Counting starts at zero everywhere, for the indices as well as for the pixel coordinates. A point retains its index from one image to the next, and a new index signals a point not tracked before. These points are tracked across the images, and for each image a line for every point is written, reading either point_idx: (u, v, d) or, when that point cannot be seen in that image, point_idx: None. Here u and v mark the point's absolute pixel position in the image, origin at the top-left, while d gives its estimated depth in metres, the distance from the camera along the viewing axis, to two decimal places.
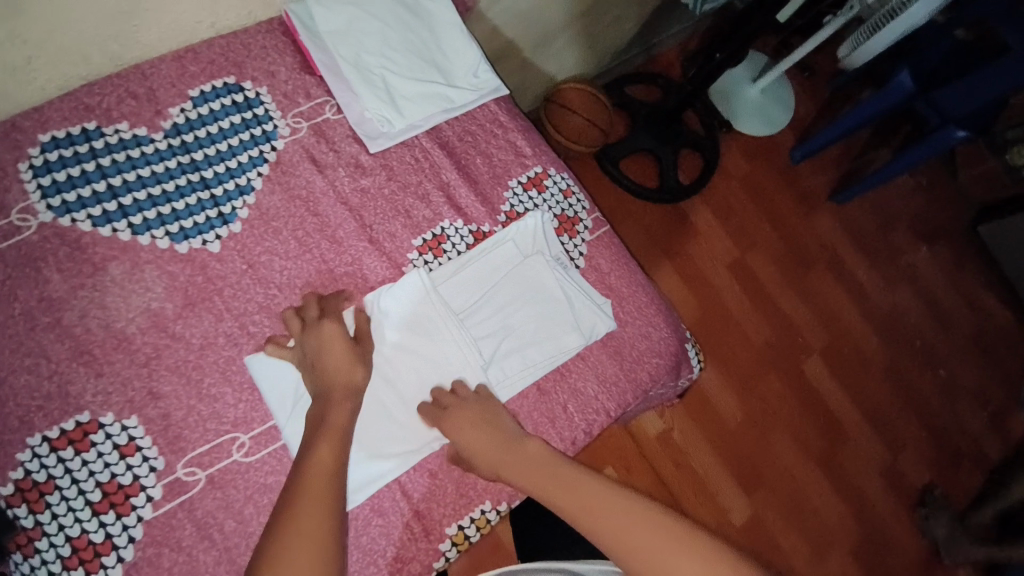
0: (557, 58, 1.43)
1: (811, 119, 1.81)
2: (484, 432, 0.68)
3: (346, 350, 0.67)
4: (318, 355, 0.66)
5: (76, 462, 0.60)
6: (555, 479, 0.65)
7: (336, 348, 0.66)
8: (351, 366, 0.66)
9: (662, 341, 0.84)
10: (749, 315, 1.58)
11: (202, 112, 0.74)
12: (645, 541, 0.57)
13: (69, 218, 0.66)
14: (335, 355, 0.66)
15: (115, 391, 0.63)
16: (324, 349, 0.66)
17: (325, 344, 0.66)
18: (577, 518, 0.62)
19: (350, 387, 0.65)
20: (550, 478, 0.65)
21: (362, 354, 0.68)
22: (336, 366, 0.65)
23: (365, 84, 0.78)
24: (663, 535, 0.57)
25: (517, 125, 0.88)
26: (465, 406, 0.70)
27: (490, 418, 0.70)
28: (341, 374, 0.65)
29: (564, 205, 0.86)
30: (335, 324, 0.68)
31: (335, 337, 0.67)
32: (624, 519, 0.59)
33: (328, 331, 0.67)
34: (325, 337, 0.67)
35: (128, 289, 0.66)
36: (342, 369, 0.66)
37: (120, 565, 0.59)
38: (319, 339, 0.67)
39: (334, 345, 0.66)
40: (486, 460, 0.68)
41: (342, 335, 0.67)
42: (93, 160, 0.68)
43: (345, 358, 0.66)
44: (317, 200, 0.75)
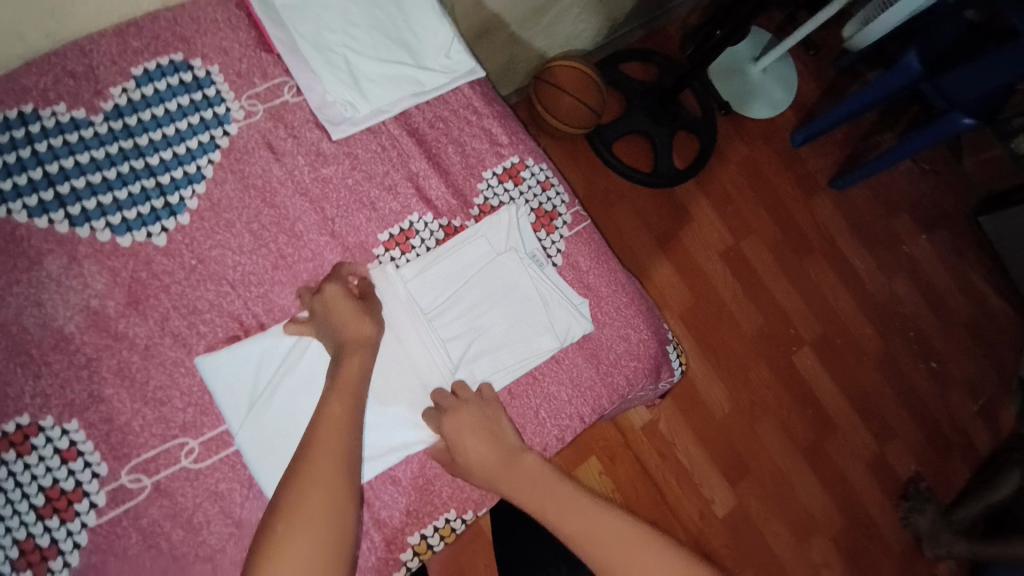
0: (546, 33, 1.35)
1: (812, 102, 1.74)
2: (484, 444, 0.67)
3: (352, 305, 0.65)
4: (326, 315, 0.65)
5: (16, 466, 0.57)
6: (550, 495, 0.67)
7: (341, 304, 0.65)
8: (359, 319, 0.65)
9: (642, 343, 0.81)
10: (740, 305, 1.55)
11: (147, 93, 0.68)
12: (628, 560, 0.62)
13: (3, 209, 0.62)
14: (342, 310, 0.65)
15: (54, 394, 0.59)
16: (330, 309, 0.65)
17: (331, 303, 0.66)
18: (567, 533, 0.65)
19: (363, 338, 0.65)
20: (545, 495, 0.67)
21: (370, 308, 0.67)
22: (346, 322, 0.65)
23: (327, 65, 0.72)
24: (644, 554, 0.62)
25: (493, 111, 0.82)
26: (466, 410, 0.68)
27: (491, 427, 0.68)
28: (350, 328, 0.64)
29: (542, 198, 0.82)
30: (338, 286, 0.67)
31: (339, 297, 0.66)
32: (616, 543, 0.63)
33: (331, 291, 0.66)
34: (329, 296, 0.66)
35: (66, 285, 0.62)
36: (350, 323, 0.65)
37: (66, 570, 0.57)
38: (325, 299, 0.66)
39: (339, 302, 0.65)
40: (481, 473, 0.67)
41: (347, 293, 0.66)
42: (28, 146, 0.63)
43: (352, 313, 0.65)
44: (274, 190, 0.70)
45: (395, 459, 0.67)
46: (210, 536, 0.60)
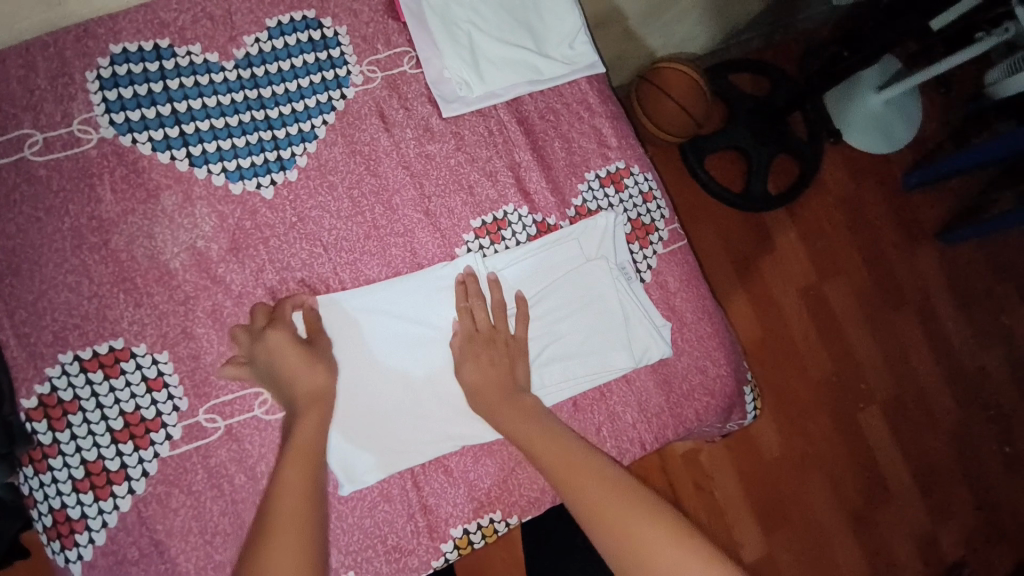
0: (663, 31, 1.29)
1: (936, 143, 1.59)
2: (495, 368, 0.66)
3: (299, 352, 0.60)
4: (271, 368, 0.61)
5: (102, 387, 0.60)
6: (540, 429, 0.63)
7: (285, 356, 0.60)
8: (307, 367, 0.60)
9: (718, 379, 0.76)
10: (813, 347, 1.45)
11: (277, 45, 0.69)
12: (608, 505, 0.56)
13: (130, 138, 0.64)
14: (286, 362, 0.60)
15: (151, 324, 0.62)
16: (274, 358, 0.60)
17: (273, 356, 0.60)
18: (552, 471, 0.60)
19: (316, 392, 0.60)
20: (532, 424, 0.63)
21: (318, 352, 0.62)
22: (293, 376, 0.60)
23: (450, 41, 0.71)
24: (625, 501, 0.57)
25: (607, 110, 0.79)
26: (491, 336, 0.67)
27: (508, 358, 0.67)
28: (301, 381, 0.60)
29: (642, 210, 0.78)
30: (280, 329, 0.61)
31: (282, 348, 0.60)
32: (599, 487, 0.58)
33: (273, 340, 0.61)
34: (272, 347, 0.61)
35: (177, 222, 0.64)
36: (301, 374, 0.60)
37: (130, 496, 0.60)
38: (267, 350, 0.61)
39: (284, 350, 0.60)
40: (485, 398, 0.65)
41: (291, 340, 0.61)
42: (161, 81, 0.65)
43: (300, 364, 0.60)
44: (379, 159, 0.70)
45: (451, 451, 0.67)
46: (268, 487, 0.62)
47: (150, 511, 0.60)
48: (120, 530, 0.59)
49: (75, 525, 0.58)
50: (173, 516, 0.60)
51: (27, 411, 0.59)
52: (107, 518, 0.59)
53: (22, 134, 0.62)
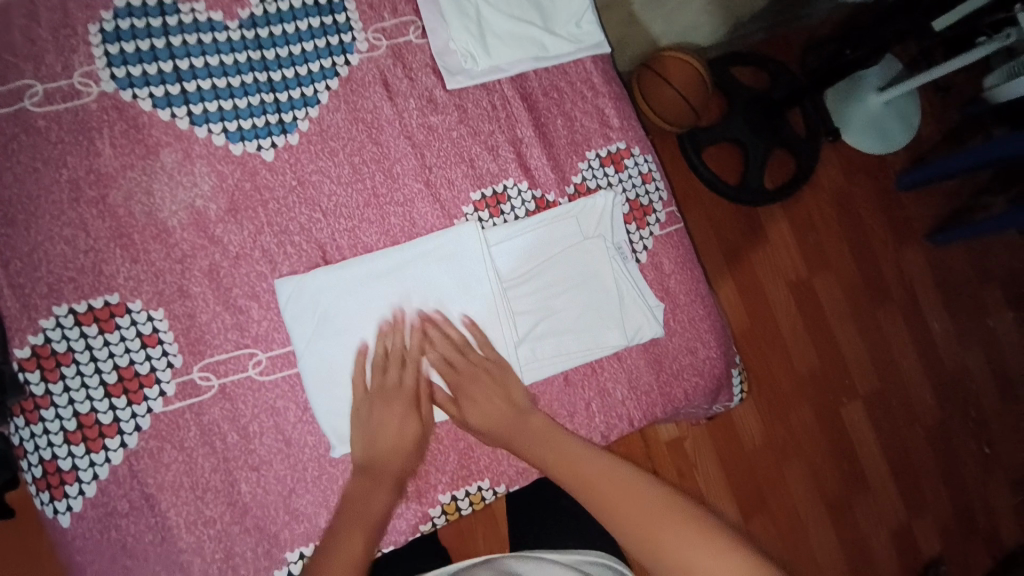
0: (668, 18, 1.29)
1: (931, 145, 1.61)
2: (492, 402, 0.67)
3: (415, 432, 0.65)
4: (374, 436, 0.64)
5: (96, 340, 0.60)
6: (555, 449, 0.64)
7: (402, 436, 0.65)
8: (411, 448, 0.65)
9: (708, 360, 0.77)
10: (798, 342, 1.47)
11: (282, 8, 0.68)
12: (633, 514, 0.58)
13: (130, 93, 0.63)
14: (397, 439, 0.64)
15: (147, 280, 0.62)
16: (384, 424, 0.64)
17: (390, 422, 0.65)
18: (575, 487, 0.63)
19: (401, 473, 0.64)
20: (559, 450, 0.64)
21: (422, 437, 0.66)
22: (393, 455, 0.64)
23: (458, 13, 0.71)
24: (649, 507, 0.58)
25: (610, 90, 0.79)
26: (476, 373, 0.67)
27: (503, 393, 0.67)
28: (399, 462, 0.64)
29: (640, 191, 0.78)
30: (410, 404, 0.66)
31: (402, 422, 0.65)
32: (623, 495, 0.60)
33: (397, 410, 0.65)
34: (392, 419, 0.65)
35: (176, 180, 0.64)
36: (401, 452, 0.64)
37: (122, 450, 0.60)
38: (388, 414, 0.65)
39: (402, 424, 0.65)
40: (495, 428, 0.67)
41: (411, 421, 0.65)
42: (164, 37, 0.65)
43: (408, 444, 0.65)
44: (381, 127, 0.70)
45: (441, 419, 0.67)
46: (261, 445, 0.63)
47: (141, 465, 0.60)
48: (111, 482, 0.59)
49: (65, 476, 0.59)
50: (164, 471, 0.60)
51: (20, 360, 0.59)
52: (98, 470, 0.59)
53: (22, 84, 0.61)
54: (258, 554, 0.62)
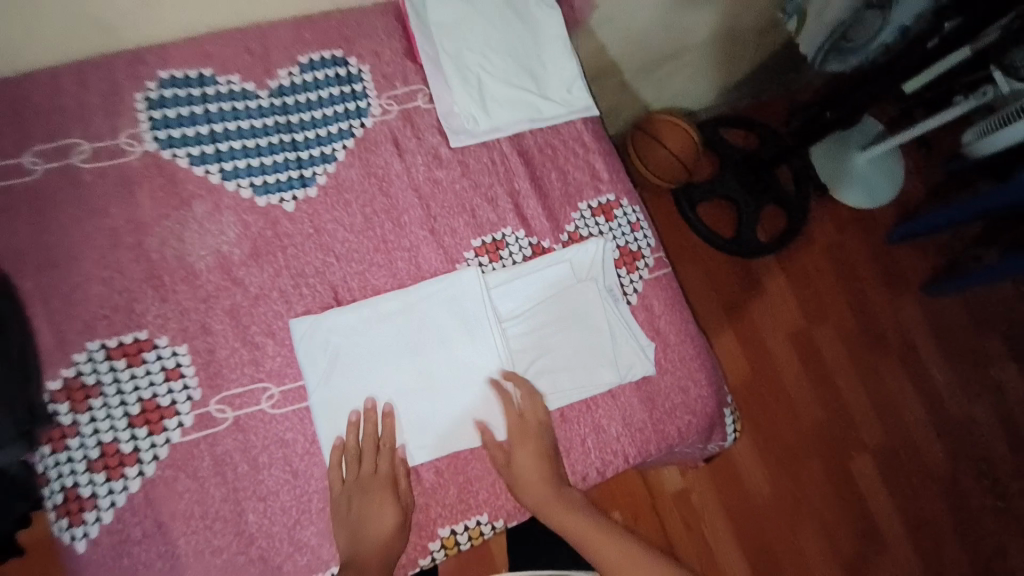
0: (657, 85, 1.40)
1: (915, 199, 1.69)
2: (541, 466, 0.70)
3: (394, 517, 0.66)
4: (357, 527, 0.64)
5: (123, 374, 0.65)
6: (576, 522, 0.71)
7: (382, 523, 0.65)
8: (394, 533, 0.65)
9: (699, 399, 0.80)
10: (800, 391, 1.49)
11: (306, 79, 0.77)
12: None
13: (170, 152, 0.71)
14: (378, 527, 0.65)
15: (173, 318, 0.67)
16: (364, 514, 0.65)
17: (370, 513, 0.65)
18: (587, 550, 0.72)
19: (385, 561, 0.64)
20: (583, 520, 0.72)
21: (403, 523, 0.66)
22: (377, 542, 0.64)
23: (460, 80, 0.79)
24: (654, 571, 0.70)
25: (600, 147, 0.87)
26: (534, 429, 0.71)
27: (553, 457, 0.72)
28: (382, 549, 0.64)
29: (630, 238, 0.84)
30: (387, 493, 0.67)
31: (380, 510, 0.65)
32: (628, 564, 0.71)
33: (375, 498, 0.66)
34: (371, 507, 0.65)
35: (205, 228, 0.70)
36: (385, 539, 0.65)
37: (140, 478, 0.63)
38: (367, 504, 0.65)
39: (383, 511, 0.65)
40: (536, 493, 0.70)
41: (389, 508, 0.66)
42: (202, 105, 0.73)
43: (388, 531, 0.65)
44: (391, 180, 0.77)
45: (440, 453, 0.70)
46: (269, 476, 0.66)
47: (156, 493, 0.63)
48: (127, 510, 0.62)
49: (84, 503, 0.62)
50: (178, 500, 0.63)
51: (51, 392, 0.63)
52: (116, 498, 0.62)
53: (71, 142, 0.69)
54: None
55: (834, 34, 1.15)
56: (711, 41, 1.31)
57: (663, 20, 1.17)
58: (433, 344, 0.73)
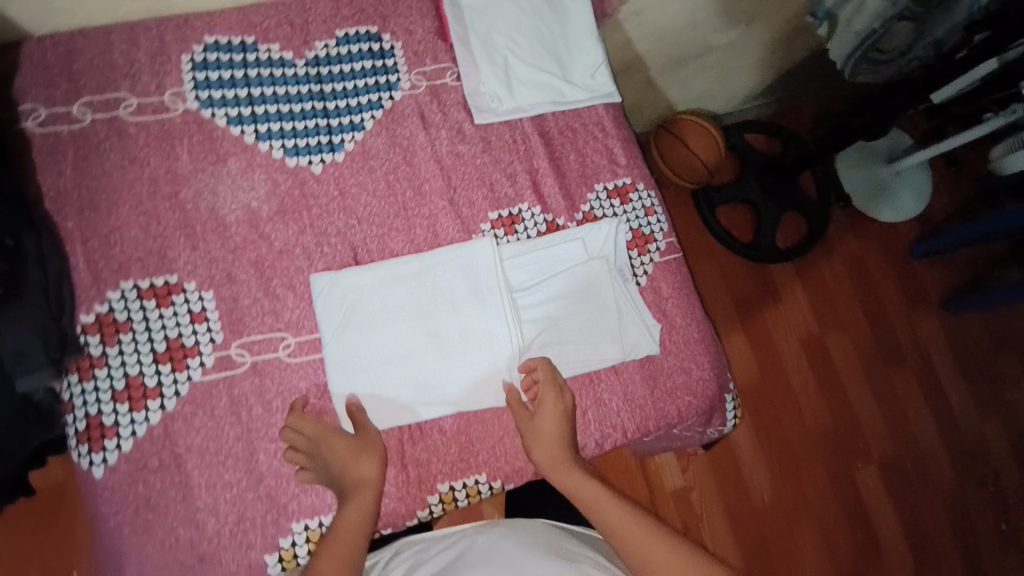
0: (683, 85, 1.41)
1: (940, 214, 1.66)
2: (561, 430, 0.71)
3: (347, 443, 0.67)
4: (322, 463, 0.67)
5: (152, 313, 0.69)
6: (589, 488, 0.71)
7: (339, 447, 0.67)
8: (357, 456, 0.67)
9: (701, 382, 0.82)
10: (810, 399, 1.48)
11: (341, 52, 0.81)
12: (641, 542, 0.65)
13: (210, 112, 0.75)
14: (338, 452, 0.66)
15: (202, 266, 0.71)
16: (326, 449, 0.67)
17: (328, 446, 0.67)
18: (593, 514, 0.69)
19: (365, 482, 0.66)
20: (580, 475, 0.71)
21: (366, 444, 0.68)
22: (346, 467, 0.66)
23: (488, 60, 0.82)
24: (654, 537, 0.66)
25: (619, 134, 0.89)
26: (552, 390, 0.72)
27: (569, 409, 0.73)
28: (352, 471, 0.66)
29: (643, 222, 0.86)
30: (326, 429, 0.67)
31: (333, 441, 0.67)
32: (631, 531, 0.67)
33: (321, 439, 0.67)
34: (323, 439, 0.67)
35: (237, 184, 0.74)
36: (349, 465, 0.66)
37: (160, 412, 0.67)
38: (318, 445, 0.67)
39: (332, 441, 0.67)
40: (551, 452, 0.71)
41: (339, 434, 0.67)
42: (243, 69, 0.77)
43: (350, 457, 0.66)
44: (414, 151, 0.80)
45: (443, 413, 0.72)
46: (281, 421, 0.69)
47: (175, 427, 0.67)
48: (147, 440, 0.66)
49: (106, 430, 0.66)
50: (195, 434, 0.67)
51: (85, 325, 0.68)
52: (137, 428, 0.66)
53: (119, 97, 0.74)
54: (268, 521, 0.67)
55: (865, 44, 1.05)
56: (741, 43, 1.32)
57: (692, 19, 1.18)
58: (443, 308, 0.75)
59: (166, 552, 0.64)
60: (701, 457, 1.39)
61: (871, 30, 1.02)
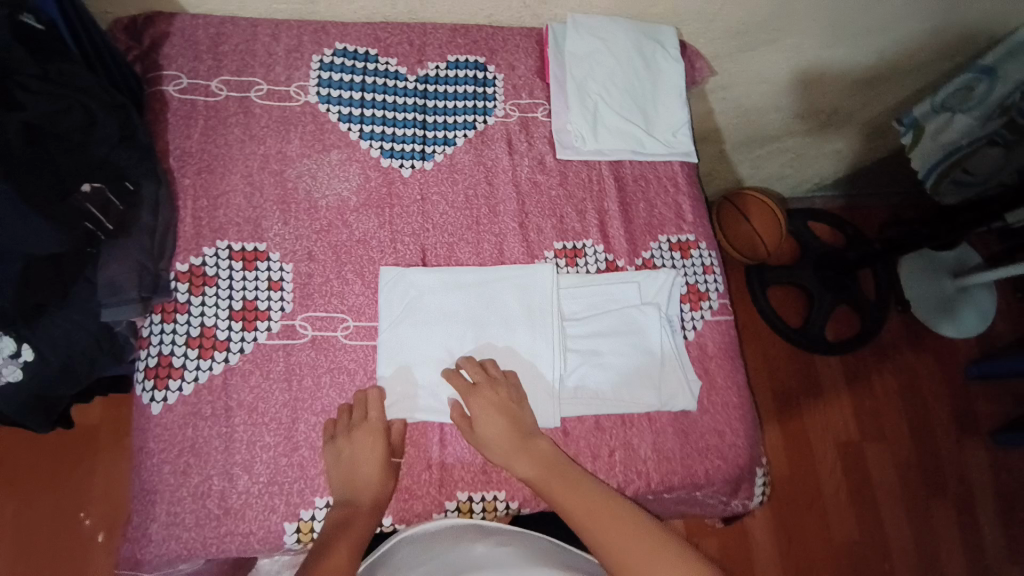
0: (755, 162, 1.43)
1: (1004, 338, 1.59)
2: (503, 417, 0.71)
3: (382, 457, 0.69)
4: (351, 461, 0.68)
5: (237, 274, 0.75)
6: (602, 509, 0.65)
7: (374, 456, 0.68)
8: (383, 473, 0.69)
9: (733, 448, 0.81)
10: (839, 507, 1.41)
11: (448, 75, 0.89)
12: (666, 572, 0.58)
13: (325, 107, 0.83)
14: (372, 462, 0.68)
15: (289, 240, 0.77)
16: (357, 456, 0.68)
17: (364, 453, 0.68)
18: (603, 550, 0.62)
19: (381, 498, 0.68)
20: (560, 477, 0.68)
21: (393, 464, 0.70)
22: (372, 477, 0.68)
23: (579, 103, 0.88)
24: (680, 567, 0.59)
25: (691, 192, 0.92)
26: (492, 384, 0.73)
27: (507, 398, 0.72)
28: (373, 486, 0.68)
29: (700, 279, 0.87)
30: (375, 435, 0.69)
31: (370, 449, 0.68)
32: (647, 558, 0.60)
33: (366, 442, 0.69)
34: (364, 442, 0.69)
35: (334, 173, 0.81)
36: (375, 478, 0.68)
37: (223, 364, 0.72)
38: (353, 447, 0.68)
39: (372, 450, 0.68)
40: (501, 447, 0.70)
41: (378, 445, 0.69)
42: (361, 75, 0.86)
43: (380, 470, 0.68)
44: (496, 174, 0.86)
45: None
46: (325, 396, 0.73)
47: (233, 380, 0.71)
48: (206, 387, 0.71)
49: (173, 371, 0.71)
50: (248, 391, 0.71)
51: (179, 272, 0.74)
52: (199, 374, 0.71)
53: (252, 81, 0.83)
54: (295, 490, 0.69)
55: (950, 159, 1.12)
56: (820, 133, 1.34)
57: (775, 102, 1.22)
58: (495, 325, 0.78)
59: (197, 497, 0.68)
60: (713, 537, 1.35)
61: (958, 146, 1.09)
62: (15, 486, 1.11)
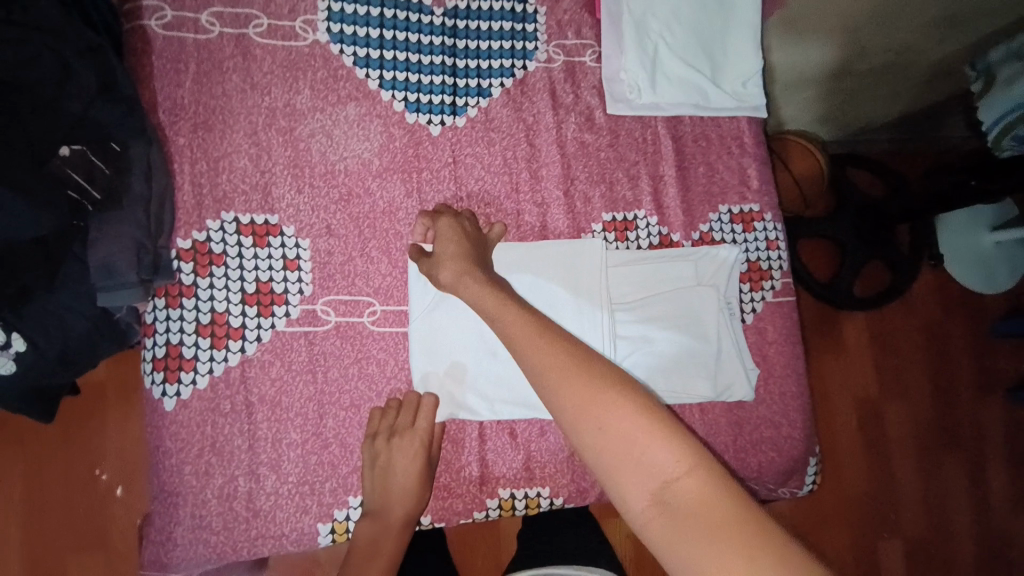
0: (803, 106, 1.27)
1: None
2: (466, 244, 0.64)
3: (420, 469, 0.65)
4: (388, 471, 0.64)
5: (247, 251, 0.66)
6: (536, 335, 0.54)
7: (411, 469, 0.64)
8: (418, 487, 0.65)
9: (788, 440, 0.76)
10: (849, 450, 1.34)
11: (482, 7, 0.74)
12: (586, 388, 0.48)
13: (338, 48, 0.70)
14: (409, 475, 0.64)
15: (305, 212, 0.68)
16: (393, 468, 0.64)
17: (402, 466, 0.64)
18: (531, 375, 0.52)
19: (412, 508, 0.66)
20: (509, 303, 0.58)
21: (428, 474, 0.66)
22: (410, 488, 0.65)
23: (636, 46, 0.75)
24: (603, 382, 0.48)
25: (757, 153, 0.80)
26: (465, 222, 0.66)
27: (474, 233, 0.65)
28: (405, 497, 0.65)
29: (762, 255, 0.78)
30: (415, 445, 0.64)
31: (412, 461, 0.64)
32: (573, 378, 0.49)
33: (408, 453, 0.64)
34: (403, 455, 0.64)
35: (352, 131, 0.70)
36: (409, 490, 0.65)
37: (240, 354, 0.65)
38: (389, 459, 0.64)
39: (410, 463, 0.64)
40: (456, 267, 0.62)
41: (419, 458, 0.65)
42: (379, 8, 0.71)
43: (416, 483, 0.65)
44: (538, 131, 0.74)
45: (520, 417, 0.68)
46: (354, 389, 0.66)
47: (252, 372, 0.65)
48: (223, 380, 0.64)
49: (184, 363, 0.64)
50: (269, 384, 0.65)
51: (180, 250, 0.65)
52: (214, 366, 0.64)
53: (250, 14, 0.69)
54: (327, 488, 0.65)
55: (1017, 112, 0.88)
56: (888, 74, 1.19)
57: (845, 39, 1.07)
58: (540, 304, 0.70)
59: (223, 499, 0.63)
60: None
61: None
62: (17, 439, 1.00)
